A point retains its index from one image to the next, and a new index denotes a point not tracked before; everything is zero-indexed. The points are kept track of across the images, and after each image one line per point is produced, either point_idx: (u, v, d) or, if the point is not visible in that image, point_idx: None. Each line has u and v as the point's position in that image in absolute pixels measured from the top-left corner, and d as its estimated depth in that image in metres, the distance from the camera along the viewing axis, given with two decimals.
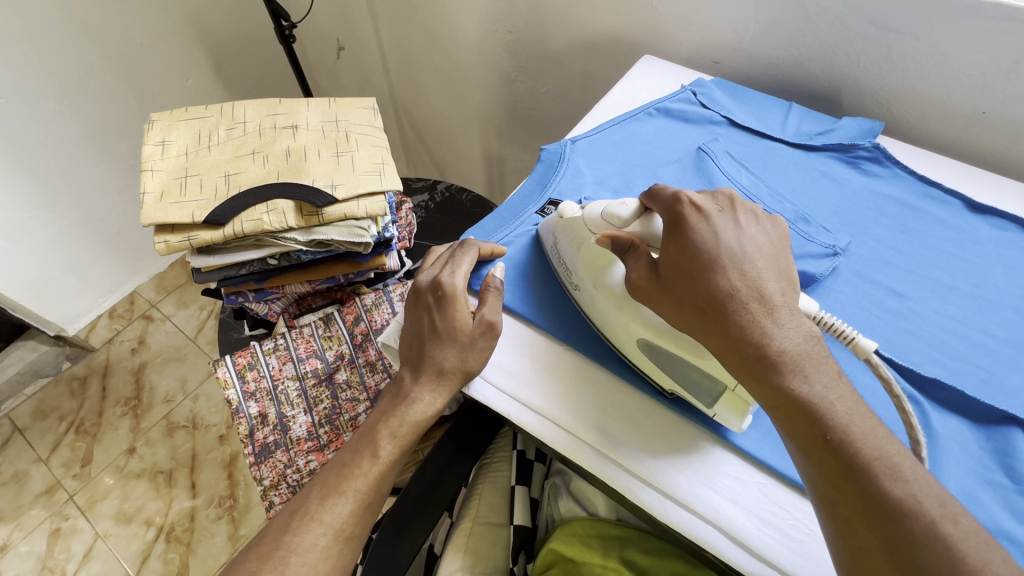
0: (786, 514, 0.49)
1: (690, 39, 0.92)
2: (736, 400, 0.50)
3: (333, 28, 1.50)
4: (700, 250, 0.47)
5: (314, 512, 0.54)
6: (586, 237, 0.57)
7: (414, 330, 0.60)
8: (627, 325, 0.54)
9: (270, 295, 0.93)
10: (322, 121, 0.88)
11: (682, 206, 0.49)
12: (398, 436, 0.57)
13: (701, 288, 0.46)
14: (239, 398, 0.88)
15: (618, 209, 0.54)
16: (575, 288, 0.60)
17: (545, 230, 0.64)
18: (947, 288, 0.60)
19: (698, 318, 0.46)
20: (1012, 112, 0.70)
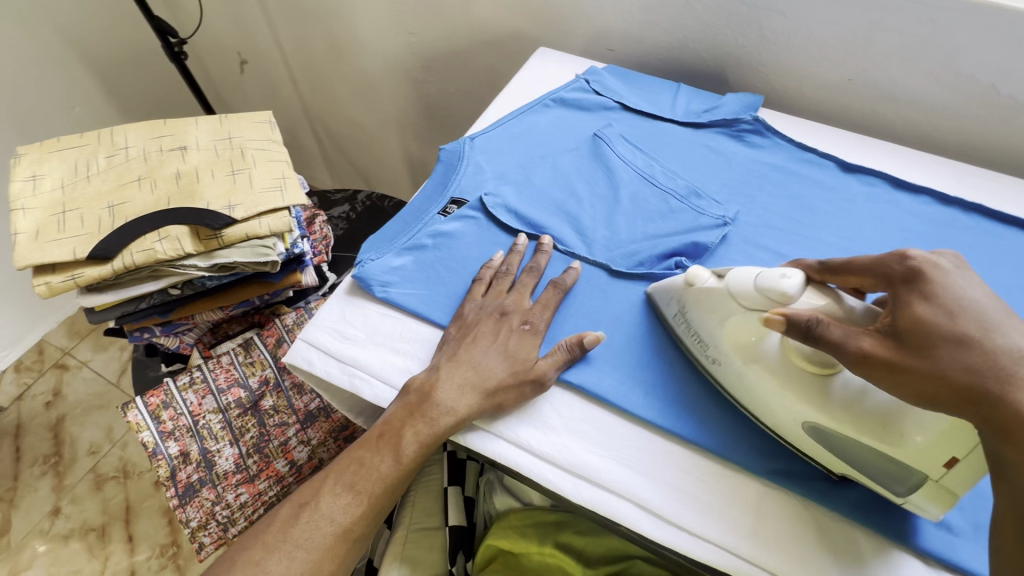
0: (705, 486, 0.50)
1: (583, 29, 0.94)
2: (938, 493, 0.43)
3: (232, 42, 1.43)
4: (953, 307, 0.39)
5: (325, 510, 0.54)
6: (732, 310, 0.50)
7: (480, 343, 0.56)
8: (790, 404, 0.48)
9: (179, 326, 0.87)
10: (213, 139, 0.84)
11: (912, 262, 0.43)
12: (423, 446, 0.53)
13: (973, 354, 0.37)
14: (156, 439, 0.83)
15: (783, 283, 0.46)
16: (713, 362, 0.53)
17: (664, 294, 0.57)
18: (825, 245, 0.64)
19: (966, 394, 0.36)
20: (873, 77, 0.76)
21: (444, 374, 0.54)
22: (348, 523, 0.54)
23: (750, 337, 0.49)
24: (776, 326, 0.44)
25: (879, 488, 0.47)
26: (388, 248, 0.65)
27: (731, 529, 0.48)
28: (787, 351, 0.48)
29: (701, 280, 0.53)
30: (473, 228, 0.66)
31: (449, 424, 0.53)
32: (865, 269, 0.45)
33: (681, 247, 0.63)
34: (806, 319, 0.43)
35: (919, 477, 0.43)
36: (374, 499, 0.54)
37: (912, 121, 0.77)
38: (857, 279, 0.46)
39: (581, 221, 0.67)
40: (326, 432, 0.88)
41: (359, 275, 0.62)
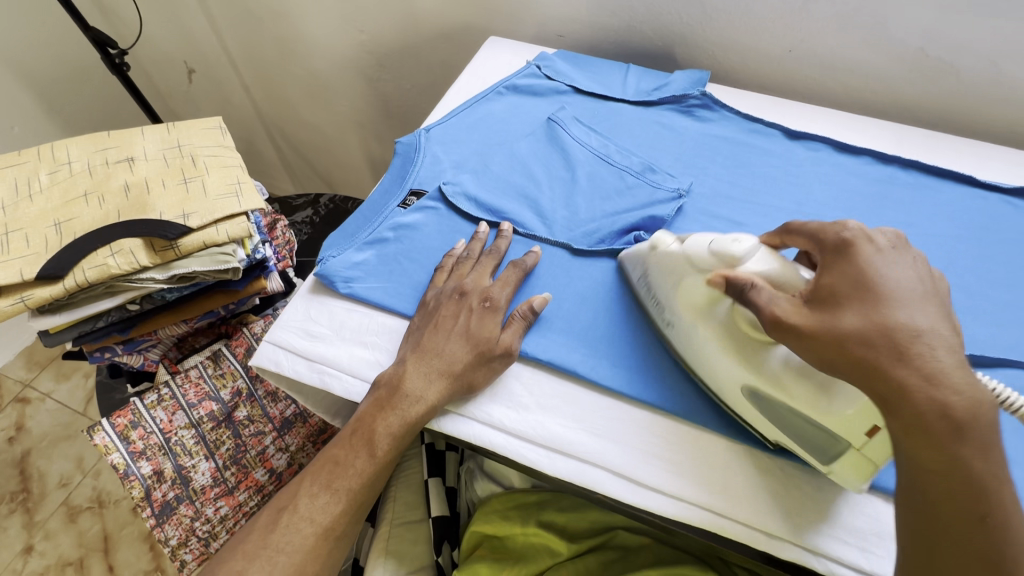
0: (689, 452, 0.52)
1: (532, 16, 0.94)
2: (860, 462, 0.44)
3: (177, 50, 1.39)
4: (866, 280, 0.41)
5: (304, 511, 0.53)
6: (687, 272, 0.51)
7: (442, 326, 0.57)
8: (729, 364, 0.49)
9: (142, 343, 0.85)
10: (162, 148, 0.82)
11: (846, 235, 0.45)
12: (396, 436, 0.53)
13: (870, 328, 0.39)
14: (126, 461, 0.80)
15: (733, 246, 0.48)
16: (667, 325, 0.55)
17: (634, 260, 0.58)
18: (776, 211, 0.66)
19: (861, 365, 0.38)
20: (811, 46, 0.78)
21: (411, 365, 0.55)
22: (329, 522, 0.53)
23: (702, 301, 0.50)
24: (718, 287, 0.47)
25: (809, 458, 0.48)
26: (349, 244, 0.65)
27: (704, 488, 0.50)
28: (736, 314, 0.49)
29: (665, 245, 0.55)
30: (434, 218, 0.66)
31: (421, 412, 0.53)
32: (810, 233, 0.48)
33: (638, 221, 0.65)
34: (742, 282, 0.45)
35: (845, 446, 0.44)
36: (352, 496, 0.54)
37: (851, 87, 0.80)
38: (805, 245, 0.49)
39: (540, 204, 0.67)
40: (304, 437, 0.90)
41: (322, 273, 0.62)
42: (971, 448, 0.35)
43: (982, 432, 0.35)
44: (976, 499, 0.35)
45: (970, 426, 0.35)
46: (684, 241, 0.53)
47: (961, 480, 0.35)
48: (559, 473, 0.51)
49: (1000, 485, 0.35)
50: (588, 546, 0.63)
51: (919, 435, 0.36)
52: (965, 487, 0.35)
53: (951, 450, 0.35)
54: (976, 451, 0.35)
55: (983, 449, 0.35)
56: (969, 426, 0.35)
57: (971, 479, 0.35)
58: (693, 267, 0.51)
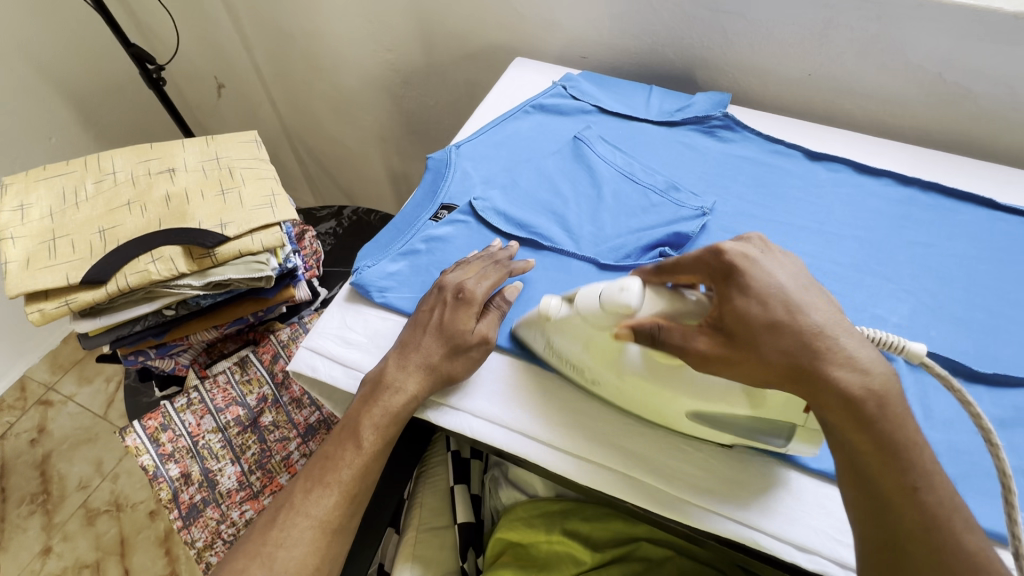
0: (712, 463, 0.53)
1: (556, 39, 0.98)
2: (810, 435, 0.48)
3: (208, 66, 1.45)
4: (762, 294, 0.44)
5: (300, 506, 0.55)
6: (586, 330, 0.52)
7: (419, 323, 0.58)
8: (669, 400, 0.51)
9: (174, 348, 0.87)
10: (201, 160, 0.85)
11: (726, 257, 0.46)
12: (380, 427, 0.56)
13: (784, 338, 0.43)
14: (156, 462, 0.83)
15: (620, 297, 0.48)
16: (593, 382, 0.56)
17: (528, 333, 0.58)
18: (797, 230, 0.68)
19: (791, 374, 0.42)
20: (831, 71, 0.80)
21: (393, 357, 0.57)
22: (324, 515, 0.55)
23: (614, 351, 0.52)
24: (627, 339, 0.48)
25: (766, 444, 0.51)
26: (383, 254, 0.67)
27: (714, 491, 0.52)
28: (649, 355, 0.50)
29: (556, 310, 0.54)
30: (464, 231, 0.69)
31: (402, 403, 0.55)
32: (690, 266, 0.48)
33: (664, 237, 0.66)
34: (649, 328, 0.46)
35: (790, 425, 0.48)
36: (346, 487, 0.56)
37: (869, 110, 0.82)
38: (683, 277, 0.50)
39: (567, 219, 0.69)
40: None
41: (357, 282, 0.64)
42: (892, 420, 0.41)
43: (899, 403, 0.41)
44: (900, 468, 0.40)
45: (888, 400, 0.41)
46: (572, 304, 0.53)
47: (886, 453, 0.40)
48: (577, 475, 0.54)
49: (922, 450, 0.40)
50: (612, 557, 0.64)
51: (843, 419, 0.41)
52: (889, 457, 0.40)
53: (874, 427, 0.41)
54: (894, 425, 0.41)
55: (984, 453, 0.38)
56: (890, 403, 0.41)
57: (896, 452, 0.40)
58: (592, 327, 0.52)
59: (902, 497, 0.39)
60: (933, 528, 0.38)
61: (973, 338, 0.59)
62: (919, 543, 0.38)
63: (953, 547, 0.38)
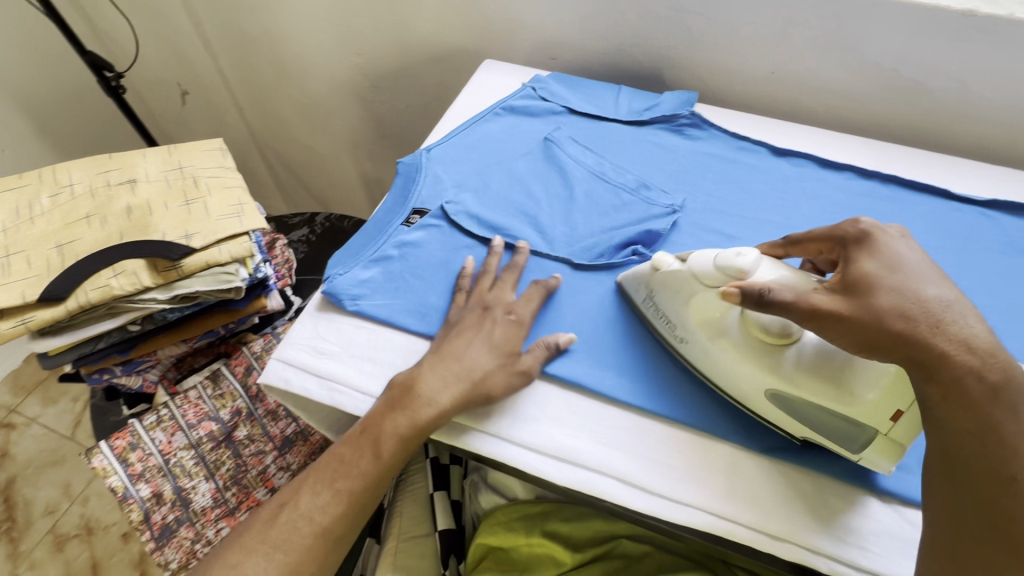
0: (695, 460, 0.53)
1: (525, 40, 0.98)
2: (889, 448, 0.47)
3: (171, 73, 1.41)
4: (892, 262, 0.45)
5: (303, 509, 0.54)
6: (695, 289, 0.53)
7: (470, 339, 0.58)
8: (749, 372, 0.51)
9: (141, 364, 0.84)
10: (164, 170, 0.83)
11: (864, 226, 0.49)
12: (401, 441, 0.53)
13: (908, 302, 0.42)
14: (125, 483, 0.80)
15: (736, 260, 0.50)
16: (681, 342, 0.56)
17: (632, 283, 0.60)
18: (765, 225, 0.69)
19: (906, 335, 0.41)
20: (793, 68, 0.82)
21: (428, 368, 0.56)
22: (327, 523, 0.53)
23: (716, 314, 0.53)
24: (733, 300, 0.47)
25: (836, 448, 0.50)
26: (355, 261, 0.66)
27: (698, 488, 0.52)
28: (749, 322, 0.51)
29: (667, 265, 0.56)
30: (437, 236, 0.68)
31: (431, 418, 0.53)
32: (823, 235, 0.51)
33: (636, 236, 0.67)
34: (759, 288, 0.46)
35: (871, 432, 0.47)
36: (353, 494, 0.54)
37: (832, 106, 0.84)
38: (815, 246, 0.52)
39: (540, 220, 0.69)
40: (306, 455, 0.87)
41: (329, 290, 0.63)
42: (1005, 410, 0.38)
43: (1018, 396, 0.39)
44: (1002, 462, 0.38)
45: (1006, 388, 0.39)
46: (687, 262, 0.55)
47: (989, 442, 0.38)
48: (569, 483, 0.52)
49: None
50: (593, 556, 0.65)
51: (955, 396, 0.40)
52: (991, 446, 0.38)
53: (985, 412, 0.39)
54: (1005, 413, 0.38)
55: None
56: (1006, 390, 0.39)
57: (1003, 443, 0.38)
58: (702, 286, 0.53)
59: (998, 489, 0.37)
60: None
61: None
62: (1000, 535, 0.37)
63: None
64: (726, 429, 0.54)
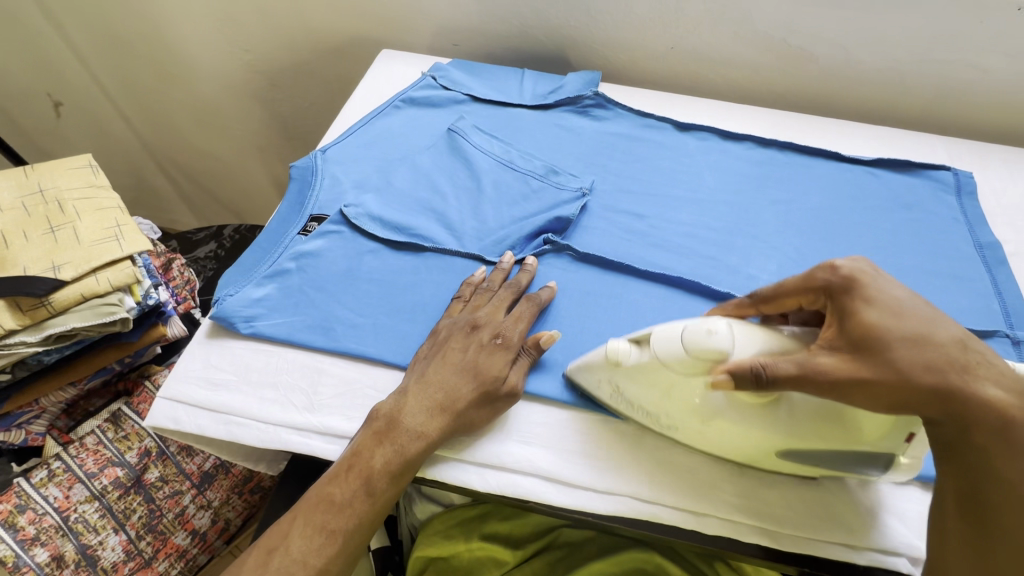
0: (624, 447, 0.52)
1: (425, 27, 0.93)
2: (906, 462, 0.46)
3: (37, 82, 1.25)
4: (875, 299, 0.42)
5: (296, 553, 0.46)
6: (670, 377, 0.46)
7: (449, 362, 0.53)
8: (755, 438, 0.46)
9: (21, 416, 0.74)
10: (20, 196, 0.74)
11: (841, 271, 0.44)
12: (394, 473, 0.48)
13: (930, 352, 0.39)
14: (16, 551, 0.71)
15: (713, 341, 0.44)
16: (671, 428, 0.50)
17: (581, 369, 0.53)
18: (674, 200, 0.69)
19: (938, 392, 0.38)
20: (691, 43, 0.83)
21: (412, 397, 0.51)
22: (324, 565, 0.46)
23: (696, 400, 0.46)
24: (728, 386, 0.42)
25: (856, 474, 0.48)
26: (247, 279, 0.61)
27: (627, 475, 0.51)
28: (735, 396, 0.45)
29: (626, 354, 0.48)
30: (337, 243, 0.64)
31: (420, 450, 0.49)
32: (797, 288, 0.46)
33: (546, 224, 0.65)
34: (751, 369, 0.41)
35: (887, 456, 0.45)
36: (349, 537, 0.47)
37: (730, 78, 0.86)
38: (793, 301, 0.47)
39: (448, 216, 0.66)
40: (228, 489, 0.86)
41: (219, 314, 0.58)
42: None
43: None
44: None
45: None
46: (645, 349, 0.47)
47: (1023, 474, 0.37)
48: (499, 488, 0.50)
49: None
50: (535, 550, 0.64)
51: (993, 441, 0.38)
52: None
53: (1020, 444, 0.37)
54: None
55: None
56: None
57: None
58: (675, 373, 0.46)
59: None
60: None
61: None
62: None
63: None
64: None
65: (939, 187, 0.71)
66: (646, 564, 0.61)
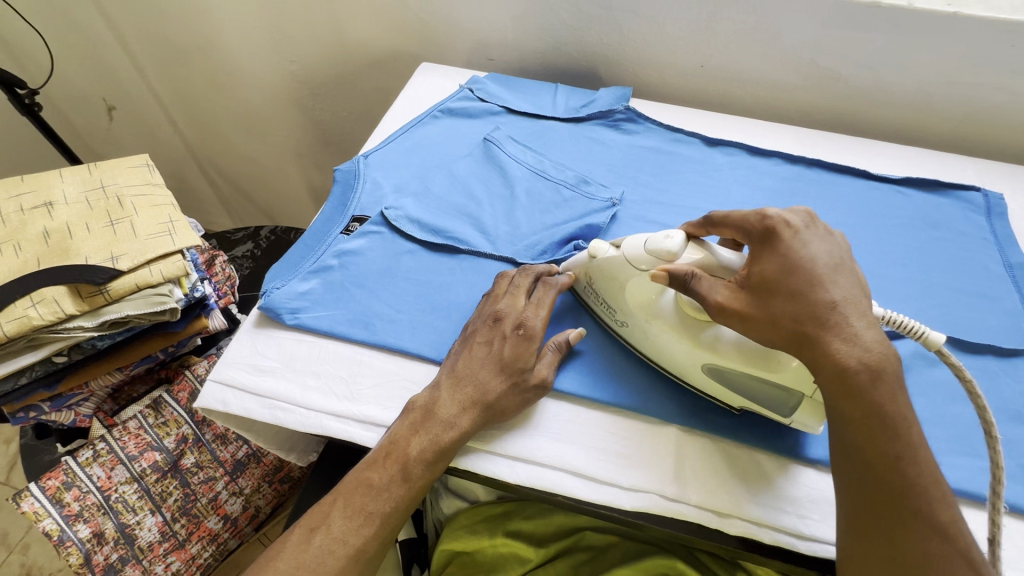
0: (651, 447, 0.53)
1: (462, 42, 0.98)
2: (814, 407, 0.49)
3: (96, 87, 1.32)
4: (791, 263, 0.45)
5: (337, 532, 0.49)
6: (631, 274, 0.54)
7: (475, 355, 0.55)
8: (686, 347, 0.52)
9: (72, 398, 0.78)
10: (83, 191, 0.79)
11: (769, 220, 0.48)
12: (430, 461, 0.51)
13: (800, 306, 0.43)
14: (60, 526, 0.75)
15: (665, 244, 0.51)
16: (621, 324, 0.57)
17: (570, 271, 0.60)
18: (701, 212, 0.71)
19: (797, 340, 0.43)
20: (721, 62, 0.85)
21: (446, 390, 0.53)
22: (362, 544, 0.49)
23: (647, 299, 0.53)
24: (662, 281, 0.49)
25: (769, 413, 0.51)
26: (293, 274, 0.64)
27: (654, 476, 0.52)
28: (682, 306, 0.52)
29: (603, 253, 0.56)
30: (378, 242, 0.67)
31: (454, 438, 0.51)
32: (735, 225, 0.50)
33: (577, 231, 0.68)
34: (683, 274, 0.48)
35: (798, 395, 0.49)
36: (386, 518, 0.50)
37: (760, 97, 0.88)
38: (730, 233, 0.51)
39: (482, 220, 0.69)
40: (258, 478, 0.90)
41: (267, 306, 0.61)
42: (884, 394, 0.41)
43: (891, 379, 0.41)
44: (890, 440, 0.41)
45: (882, 375, 0.41)
46: (620, 248, 0.55)
47: (873, 425, 0.41)
48: (531, 480, 0.52)
49: (910, 425, 0.41)
50: (558, 550, 0.65)
51: (837, 390, 0.42)
52: (876, 429, 0.41)
53: (870, 399, 0.41)
54: (885, 398, 0.41)
55: (892, 395, 0.41)
56: (884, 374, 0.41)
57: (883, 423, 0.41)
58: (634, 269, 0.53)
59: (891, 469, 0.41)
60: (914, 497, 0.40)
61: None
62: (897, 513, 0.40)
63: (928, 514, 0.40)
64: (678, 412, 0.55)
65: (968, 208, 0.72)
66: (669, 569, 0.62)
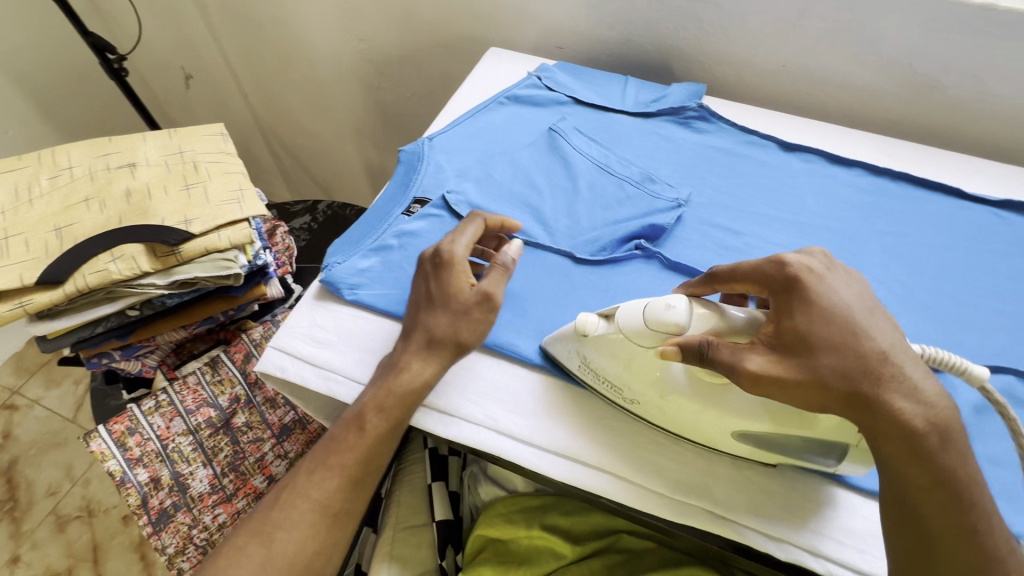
0: (702, 460, 0.52)
1: (531, 29, 0.96)
2: (862, 453, 0.46)
3: (177, 56, 1.39)
4: (826, 315, 0.43)
5: (301, 488, 0.51)
6: (629, 348, 0.49)
7: (410, 304, 0.57)
8: (713, 419, 0.48)
9: (141, 349, 0.84)
10: (163, 154, 0.83)
11: (789, 269, 0.45)
12: (385, 409, 0.52)
13: (853, 363, 0.41)
14: (123, 467, 0.81)
15: (668, 316, 0.46)
16: (631, 403, 0.52)
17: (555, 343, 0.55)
18: (773, 220, 0.68)
19: (853, 399, 0.40)
20: (805, 61, 0.80)
21: (401, 344, 0.55)
22: (326, 498, 0.51)
23: (657, 372, 0.49)
24: (674, 357, 0.45)
25: (817, 463, 0.48)
26: (354, 250, 0.65)
27: (699, 491, 0.50)
28: (692, 373, 0.48)
29: (592, 329, 0.51)
30: (438, 225, 0.67)
31: (409, 381, 0.52)
32: (748, 277, 0.47)
33: (639, 230, 0.66)
34: (696, 344, 0.44)
35: (843, 444, 0.45)
36: (351, 471, 0.52)
37: (843, 101, 0.82)
38: (742, 287, 0.48)
39: (542, 212, 0.68)
40: (303, 443, 0.91)
41: (327, 279, 0.63)
42: (953, 458, 0.39)
43: (958, 439, 0.40)
44: (959, 508, 0.39)
45: (950, 435, 0.39)
46: (611, 321, 0.50)
47: (943, 491, 0.39)
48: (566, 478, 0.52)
49: (978, 490, 0.39)
50: (593, 550, 0.64)
51: (902, 453, 0.40)
52: (947, 496, 0.39)
53: (936, 464, 0.39)
54: (954, 462, 0.39)
55: (961, 457, 0.39)
56: (951, 434, 0.39)
57: (954, 489, 0.39)
58: (637, 347, 0.48)
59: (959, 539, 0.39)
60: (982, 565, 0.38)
61: (943, 326, 0.59)
62: None
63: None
64: None
65: None
66: None
